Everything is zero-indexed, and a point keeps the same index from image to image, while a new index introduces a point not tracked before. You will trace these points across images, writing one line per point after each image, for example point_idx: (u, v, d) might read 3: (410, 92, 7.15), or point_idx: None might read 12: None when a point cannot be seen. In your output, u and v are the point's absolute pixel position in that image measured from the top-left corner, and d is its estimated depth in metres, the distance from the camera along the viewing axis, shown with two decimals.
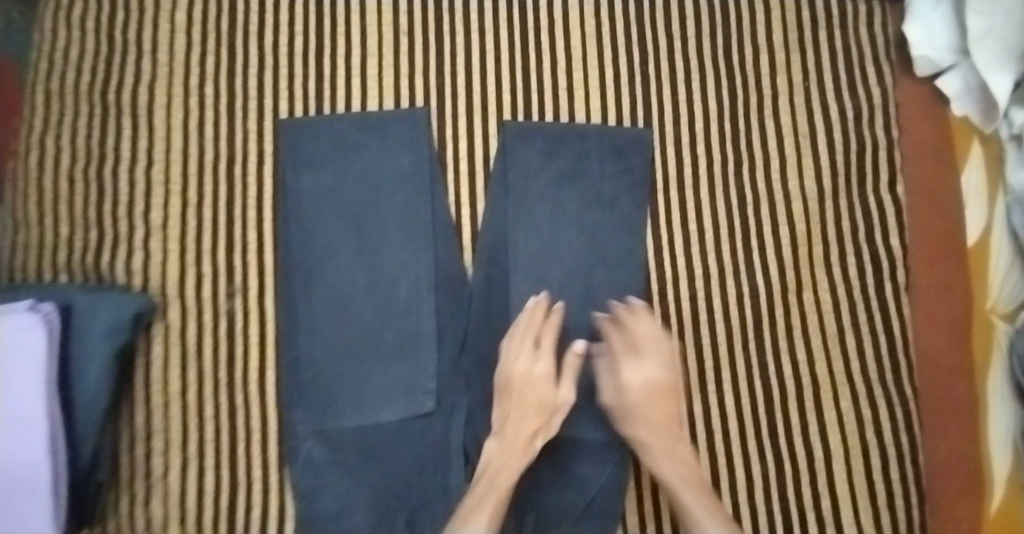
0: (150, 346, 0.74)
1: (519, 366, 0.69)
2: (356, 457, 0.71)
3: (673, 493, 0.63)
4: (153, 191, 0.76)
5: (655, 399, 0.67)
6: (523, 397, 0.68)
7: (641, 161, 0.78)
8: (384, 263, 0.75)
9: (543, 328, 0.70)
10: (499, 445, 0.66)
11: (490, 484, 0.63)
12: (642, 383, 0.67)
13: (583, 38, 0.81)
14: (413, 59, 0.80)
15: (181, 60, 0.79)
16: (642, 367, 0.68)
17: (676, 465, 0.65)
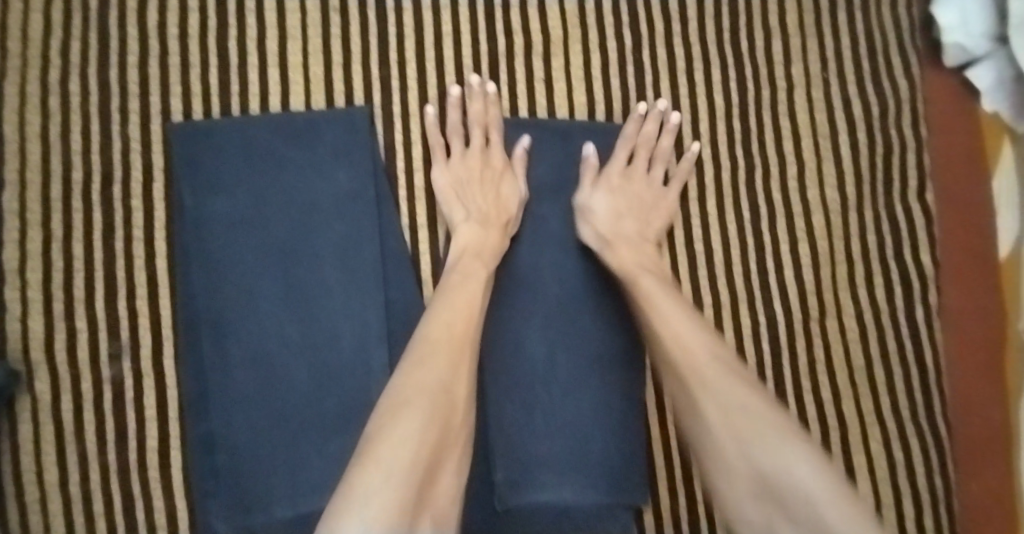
0: (13, 429, 0.56)
1: (472, 157, 0.61)
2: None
3: (695, 363, 0.50)
4: (6, 223, 0.57)
5: (637, 199, 0.63)
6: (476, 191, 0.60)
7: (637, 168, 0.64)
8: (322, 306, 0.59)
9: (491, 123, 0.62)
10: (474, 230, 0.58)
11: (461, 283, 0.54)
12: (610, 196, 0.62)
13: (559, 17, 0.66)
14: (348, 43, 0.63)
15: (36, 48, 0.60)
16: (631, 177, 0.63)
17: (678, 306, 0.54)
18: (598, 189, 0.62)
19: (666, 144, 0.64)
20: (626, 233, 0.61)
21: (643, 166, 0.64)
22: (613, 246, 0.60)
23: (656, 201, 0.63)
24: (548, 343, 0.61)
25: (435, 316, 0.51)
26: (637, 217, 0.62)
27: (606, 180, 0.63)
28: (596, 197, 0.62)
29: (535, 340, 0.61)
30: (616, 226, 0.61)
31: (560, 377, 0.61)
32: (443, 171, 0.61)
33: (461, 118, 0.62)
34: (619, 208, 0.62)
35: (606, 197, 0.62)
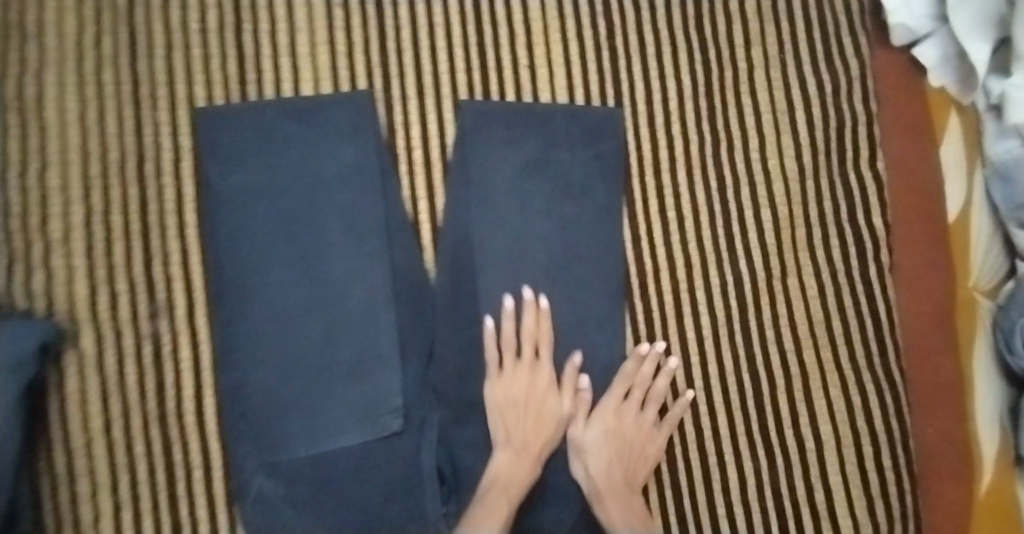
0: (62, 380, 0.63)
1: (515, 374, 0.66)
2: (314, 491, 0.63)
3: (589, 463, 0.66)
4: (51, 198, 0.65)
5: (625, 443, 0.67)
6: (528, 426, 0.65)
7: (614, 144, 0.71)
8: (333, 270, 0.66)
9: (542, 337, 0.67)
10: (509, 458, 0.64)
11: (510, 479, 0.63)
12: (607, 431, 0.67)
13: (540, 8, 0.73)
14: (351, 34, 0.70)
15: (73, 44, 0.67)
16: (623, 416, 0.68)
17: (616, 461, 0.66)
18: (596, 423, 0.67)
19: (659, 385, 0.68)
20: (621, 442, 0.67)
21: (637, 406, 0.68)
22: (603, 499, 0.64)
23: (637, 429, 0.68)
24: None
25: (481, 504, 0.61)
26: (625, 457, 0.66)
27: (602, 416, 0.67)
28: (591, 431, 0.66)
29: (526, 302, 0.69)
30: (617, 429, 0.67)
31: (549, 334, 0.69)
32: (493, 396, 0.66)
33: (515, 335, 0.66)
34: (619, 421, 0.67)
35: (607, 402, 0.68)
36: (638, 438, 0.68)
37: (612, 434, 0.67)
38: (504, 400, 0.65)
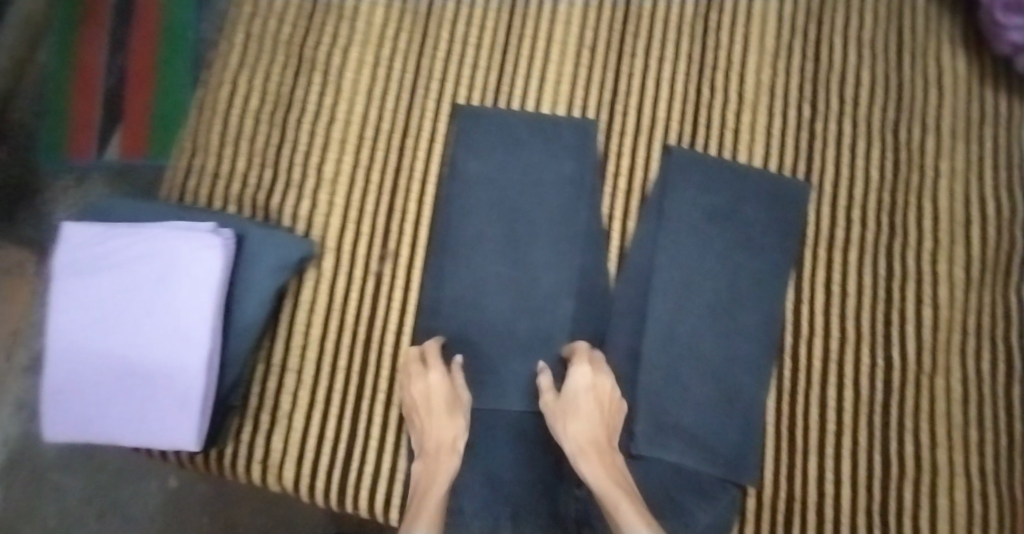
0: (300, 288, 0.79)
1: (423, 384, 0.72)
2: (477, 441, 0.76)
3: (569, 420, 0.69)
4: (330, 147, 0.81)
5: (606, 420, 0.70)
6: (434, 415, 0.71)
7: (796, 213, 0.80)
8: (532, 259, 0.79)
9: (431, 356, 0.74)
10: (424, 467, 0.69)
11: (433, 461, 0.69)
12: (596, 405, 0.70)
13: (757, 83, 0.83)
14: (593, 72, 0.83)
15: (375, 32, 0.83)
16: (594, 391, 0.70)
17: (600, 432, 0.69)
18: (571, 392, 0.70)
19: (605, 384, 0.71)
20: (603, 418, 0.70)
21: (587, 385, 0.71)
22: (583, 455, 0.67)
23: (591, 410, 0.70)
24: (697, 334, 0.77)
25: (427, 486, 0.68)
26: (598, 420, 0.69)
27: (574, 384, 0.70)
28: (578, 399, 0.70)
29: (687, 330, 0.77)
30: (602, 407, 0.70)
31: (702, 365, 0.77)
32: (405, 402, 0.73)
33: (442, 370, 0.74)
34: (598, 394, 0.71)
35: (579, 374, 0.71)
36: (608, 421, 0.70)
37: (587, 406, 0.70)
38: (410, 395, 0.73)
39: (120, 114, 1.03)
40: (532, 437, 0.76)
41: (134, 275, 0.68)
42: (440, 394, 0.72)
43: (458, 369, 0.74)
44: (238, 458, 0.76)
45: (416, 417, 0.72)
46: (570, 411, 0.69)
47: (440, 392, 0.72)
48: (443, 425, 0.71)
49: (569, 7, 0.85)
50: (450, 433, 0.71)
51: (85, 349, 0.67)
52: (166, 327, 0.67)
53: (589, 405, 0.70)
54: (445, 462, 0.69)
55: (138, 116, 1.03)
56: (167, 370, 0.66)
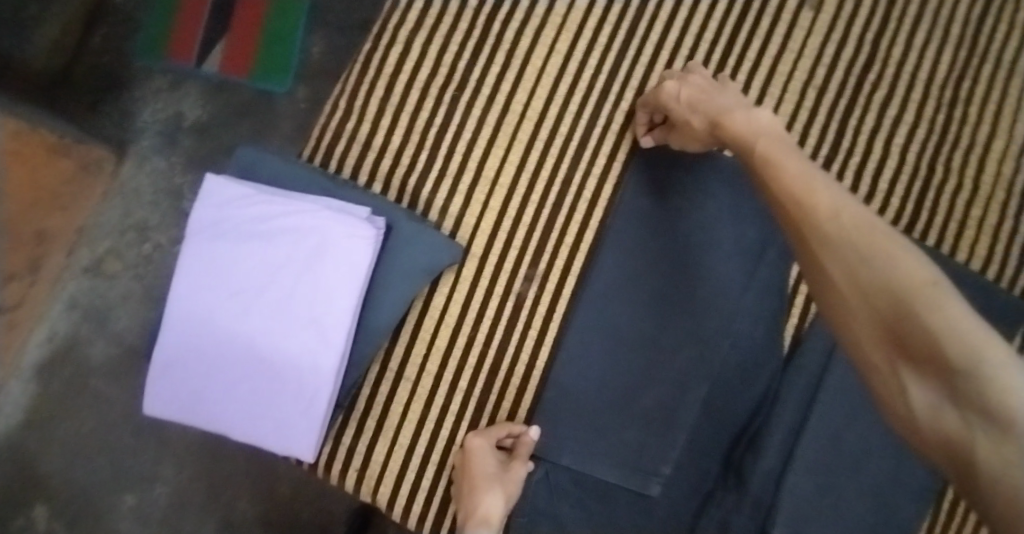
0: (432, 294, 0.71)
1: (467, 450, 0.67)
2: (599, 504, 0.68)
3: (707, 109, 0.63)
4: (497, 141, 0.72)
5: (709, 94, 0.64)
6: (470, 479, 0.64)
7: (1006, 335, 0.69)
8: (693, 322, 0.68)
9: (499, 428, 0.69)
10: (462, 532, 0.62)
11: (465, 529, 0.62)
12: (702, 89, 0.65)
13: (998, 176, 0.72)
14: (815, 116, 0.71)
15: (576, 22, 0.73)
16: (689, 78, 0.67)
17: (721, 105, 0.62)
18: (693, 77, 0.66)
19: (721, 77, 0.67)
20: (716, 93, 0.64)
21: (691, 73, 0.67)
22: (712, 124, 0.62)
23: (713, 85, 0.65)
24: (866, 447, 0.67)
25: None
26: (710, 92, 0.65)
27: (692, 77, 0.67)
28: (685, 87, 0.66)
29: (856, 440, 0.67)
30: (714, 88, 0.65)
31: (861, 481, 0.66)
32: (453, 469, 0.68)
33: (491, 440, 0.68)
34: (718, 87, 0.65)
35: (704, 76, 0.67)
36: (724, 98, 0.63)
37: (721, 90, 0.65)
38: (461, 463, 0.67)
39: (228, 22, 0.97)
40: (655, 511, 0.68)
41: (275, 250, 0.59)
42: (486, 464, 0.65)
43: (524, 446, 0.67)
44: (333, 463, 0.69)
45: (460, 486, 0.66)
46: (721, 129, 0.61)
47: (476, 458, 0.66)
48: (479, 491, 0.63)
49: (806, 33, 0.73)
50: (484, 502, 0.62)
51: (204, 316, 0.58)
52: (294, 320, 0.58)
53: (717, 93, 0.64)
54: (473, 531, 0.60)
55: (246, 42, 0.97)
56: (287, 371, 0.57)
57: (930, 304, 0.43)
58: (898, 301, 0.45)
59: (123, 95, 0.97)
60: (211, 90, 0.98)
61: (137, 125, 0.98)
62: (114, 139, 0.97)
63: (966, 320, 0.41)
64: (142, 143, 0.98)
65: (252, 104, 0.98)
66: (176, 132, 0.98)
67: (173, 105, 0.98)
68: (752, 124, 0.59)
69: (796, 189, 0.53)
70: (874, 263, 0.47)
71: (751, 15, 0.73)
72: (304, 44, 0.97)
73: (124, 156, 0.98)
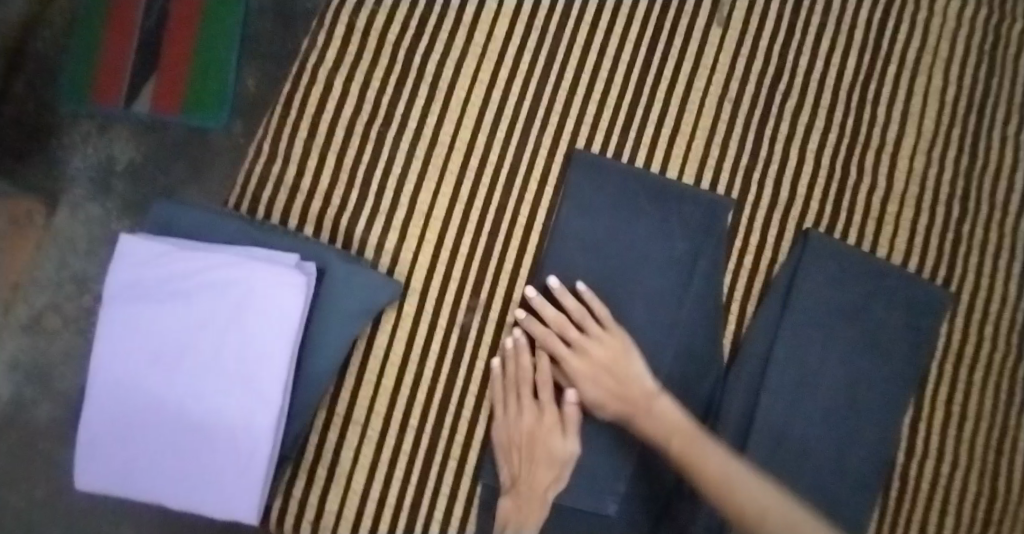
0: (374, 333, 0.70)
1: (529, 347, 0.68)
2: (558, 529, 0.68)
3: (580, 373, 0.66)
4: (428, 174, 0.72)
5: (606, 391, 0.65)
6: (530, 427, 0.67)
7: (931, 322, 0.72)
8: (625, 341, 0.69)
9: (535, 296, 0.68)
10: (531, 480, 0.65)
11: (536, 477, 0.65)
12: (591, 367, 0.66)
13: (910, 171, 0.75)
14: (733, 129, 0.74)
15: (495, 50, 0.74)
16: (562, 325, 0.67)
17: (603, 387, 0.66)
18: (572, 336, 0.67)
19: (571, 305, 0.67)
20: (596, 369, 0.66)
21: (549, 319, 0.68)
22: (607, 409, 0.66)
23: (579, 341, 0.66)
24: (807, 444, 0.70)
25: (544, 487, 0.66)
26: (579, 384, 0.66)
27: (568, 303, 0.67)
28: (563, 352, 0.67)
29: (798, 439, 0.70)
30: (580, 333, 0.67)
31: (807, 478, 0.69)
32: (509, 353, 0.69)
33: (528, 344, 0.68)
34: (581, 317, 0.67)
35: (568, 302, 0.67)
36: (603, 361, 0.66)
37: (586, 325, 0.67)
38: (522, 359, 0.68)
39: (155, 61, 0.83)
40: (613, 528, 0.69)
41: (200, 309, 0.58)
42: (540, 412, 0.67)
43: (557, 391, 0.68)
44: (286, 516, 0.67)
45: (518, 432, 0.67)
46: (585, 347, 0.66)
47: (531, 405, 0.67)
48: (544, 472, 0.66)
49: (718, 49, 0.75)
50: (553, 447, 0.66)
51: (131, 386, 0.57)
52: (230, 376, 0.57)
53: (586, 386, 0.66)
54: (549, 470, 0.66)
55: (178, 62, 0.83)
56: (227, 428, 0.56)
57: (777, 520, 0.55)
58: (762, 523, 0.55)
59: (52, 142, 0.84)
60: (145, 132, 0.85)
61: (68, 173, 0.84)
62: (45, 189, 0.83)
63: (775, 501, 0.56)
64: (73, 191, 0.83)
65: (191, 144, 0.84)
66: (114, 177, 0.84)
67: (106, 148, 0.85)
68: (610, 346, 0.66)
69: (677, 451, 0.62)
70: (735, 504, 0.57)
71: (664, 34, 0.75)
72: (240, 75, 0.85)
73: (58, 207, 0.83)
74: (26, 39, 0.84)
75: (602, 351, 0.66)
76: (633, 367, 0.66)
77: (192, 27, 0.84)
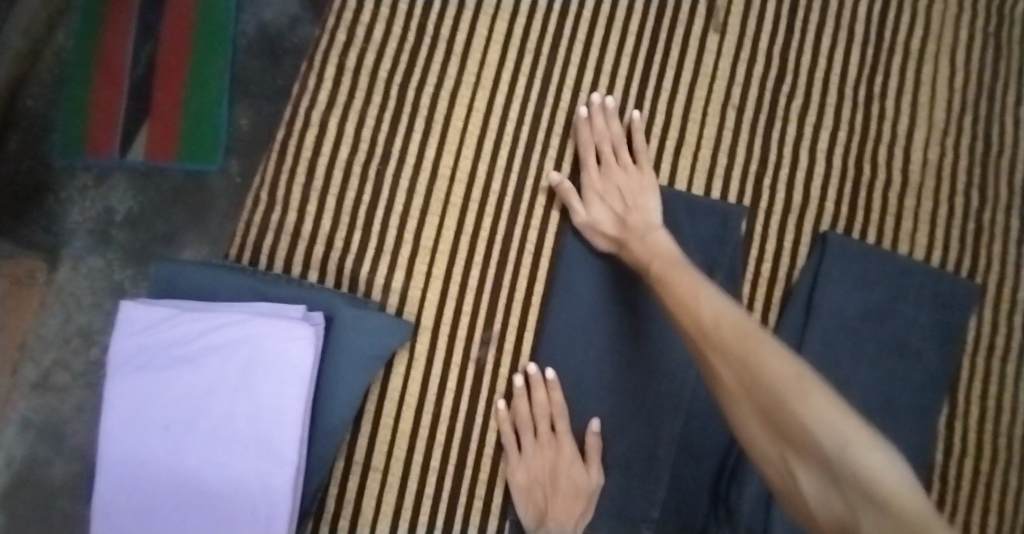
0: (388, 376, 0.68)
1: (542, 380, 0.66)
2: None
3: (598, 188, 0.68)
4: (430, 208, 0.70)
5: (619, 183, 0.68)
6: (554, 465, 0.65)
7: (961, 318, 0.70)
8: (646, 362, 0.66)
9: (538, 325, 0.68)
10: (557, 518, 0.64)
11: (562, 514, 0.64)
12: (605, 181, 0.68)
13: (924, 164, 0.73)
14: (739, 135, 0.72)
15: (490, 76, 0.72)
16: (595, 132, 0.70)
17: (619, 197, 0.67)
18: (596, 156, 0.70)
19: (615, 128, 0.70)
20: (614, 187, 0.68)
21: (604, 141, 0.70)
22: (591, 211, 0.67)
23: (612, 144, 0.70)
24: None
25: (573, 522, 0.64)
26: (620, 168, 0.68)
27: (599, 127, 0.70)
28: (603, 132, 0.70)
29: None
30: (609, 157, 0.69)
31: None
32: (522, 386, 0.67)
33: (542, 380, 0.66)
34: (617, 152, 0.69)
35: (606, 134, 0.70)
36: (625, 179, 0.68)
37: (622, 168, 0.68)
38: (538, 393, 0.66)
39: (149, 107, 0.82)
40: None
41: (210, 369, 0.56)
42: (562, 449, 0.66)
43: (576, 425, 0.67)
44: None
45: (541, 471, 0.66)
46: (609, 172, 0.69)
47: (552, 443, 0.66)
48: (570, 505, 0.65)
49: (716, 56, 0.73)
50: (578, 484, 0.65)
51: (143, 454, 0.55)
52: (245, 439, 0.55)
53: (600, 202, 0.67)
54: (576, 507, 0.65)
55: (172, 77, 0.82)
56: (244, 493, 0.55)
57: (791, 390, 0.49)
58: (773, 395, 0.50)
59: (48, 197, 0.82)
60: (141, 179, 0.83)
61: (67, 227, 0.82)
62: (45, 246, 0.82)
63: (833, 407, 0.48)
64: (74, 245, 0.82)
65: (186, 188, 0.83)
66: (111, 228, 0.82)
67: (102, 198, 0.83)
68: (639, 181, 0.68)
69: (680, 297, 0.57)
70: (753, 356, 0.51)
71: (660, 44, 0.73)
72: (231, 116, 0.83)
73: (60, 263, 0.82)
74: (17, 98, 0.83)
75: (620, 180, 0.68)
76: (645, 200, 0.67)
77: (184, 46, 0.83)
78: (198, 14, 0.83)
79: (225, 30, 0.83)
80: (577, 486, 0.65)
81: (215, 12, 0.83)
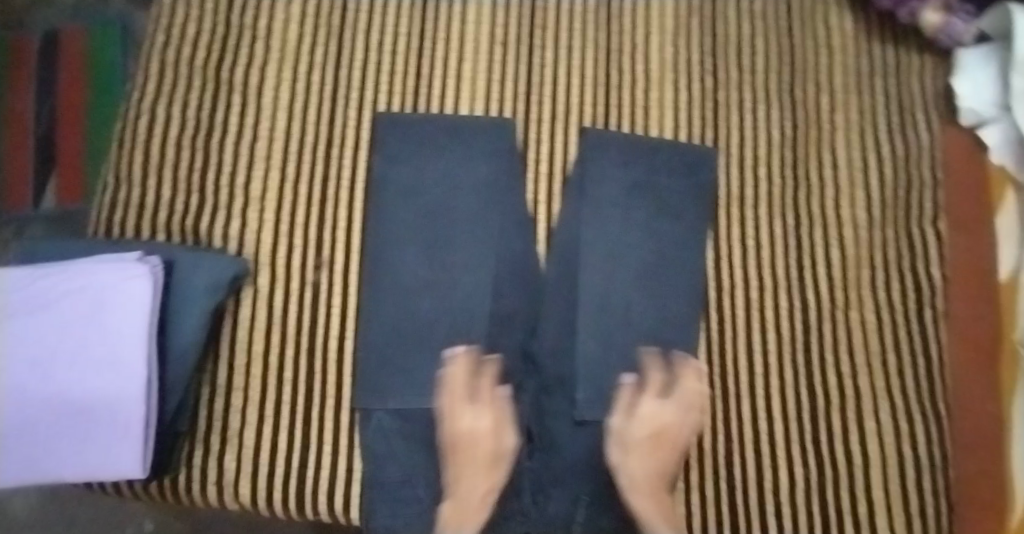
0: (238, 308, 0.80)
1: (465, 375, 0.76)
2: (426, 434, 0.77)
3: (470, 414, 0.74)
4: (255, 164, 0.83)
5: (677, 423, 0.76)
6: (485, 437, 0.75)
7: (707, 178, 0.85)
8: (450, 259, 0.81)
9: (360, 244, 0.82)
10: (464, 488, 0.73)
11: (476, 479, 0.73)
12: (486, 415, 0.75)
13: (663, 62, 0.88)
14: (506, 64, 0.87)
15: (292, 50, 0.87)
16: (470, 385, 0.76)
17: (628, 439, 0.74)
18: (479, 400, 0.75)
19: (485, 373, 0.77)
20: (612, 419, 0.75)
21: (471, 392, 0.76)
22: (632, 477, 0.73)
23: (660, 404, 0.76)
24: (628, 298, 0.81)
25: (469, 495, 0.73)
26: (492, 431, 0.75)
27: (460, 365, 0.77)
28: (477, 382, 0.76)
29: (618, 299, 0.81)
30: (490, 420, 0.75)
31: (636, 327, 0.81)
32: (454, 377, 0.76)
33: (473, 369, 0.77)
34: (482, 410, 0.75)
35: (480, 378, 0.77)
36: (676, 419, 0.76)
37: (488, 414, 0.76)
38: (457, 381, 0.76)
39: (55, 156, 1.04)
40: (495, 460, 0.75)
41: (64, 312, 0.68)
42: (484, 420, 0.75)
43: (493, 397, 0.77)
44: (191, 484, 0.76)
45: (452, 451, 0.74)
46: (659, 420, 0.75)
47: (486, 418, 0.75)
48: (481, 472, 0.74)
49: (478, 6, 0.89)
50: (496, 447, 0.75)
51: (15, 390, 0.66)
52: (95, 359, 0.67)
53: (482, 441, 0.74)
54: (488, 470, 0.74)
55: (71, 122, 1.05)
56: (100, 405, 0.66)
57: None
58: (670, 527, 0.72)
59: None
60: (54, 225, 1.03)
61: None
62: None
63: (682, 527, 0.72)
64: None
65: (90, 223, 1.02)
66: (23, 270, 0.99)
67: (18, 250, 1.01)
68: (679, 407, 0.77)
69: (655, 475, 0.73)
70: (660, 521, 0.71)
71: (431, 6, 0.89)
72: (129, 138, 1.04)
73: None
74: None
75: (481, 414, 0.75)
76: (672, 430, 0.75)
77: (80, 98, 1.06)
78: (89, 72, 1.06)
79: (116, 81, 1.06)
80: (494, 448, 0.75)
81: (104, 69, 1.07)
